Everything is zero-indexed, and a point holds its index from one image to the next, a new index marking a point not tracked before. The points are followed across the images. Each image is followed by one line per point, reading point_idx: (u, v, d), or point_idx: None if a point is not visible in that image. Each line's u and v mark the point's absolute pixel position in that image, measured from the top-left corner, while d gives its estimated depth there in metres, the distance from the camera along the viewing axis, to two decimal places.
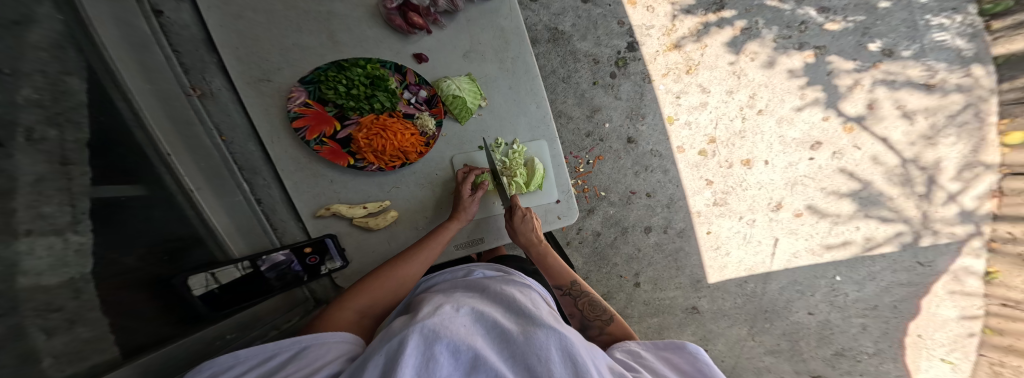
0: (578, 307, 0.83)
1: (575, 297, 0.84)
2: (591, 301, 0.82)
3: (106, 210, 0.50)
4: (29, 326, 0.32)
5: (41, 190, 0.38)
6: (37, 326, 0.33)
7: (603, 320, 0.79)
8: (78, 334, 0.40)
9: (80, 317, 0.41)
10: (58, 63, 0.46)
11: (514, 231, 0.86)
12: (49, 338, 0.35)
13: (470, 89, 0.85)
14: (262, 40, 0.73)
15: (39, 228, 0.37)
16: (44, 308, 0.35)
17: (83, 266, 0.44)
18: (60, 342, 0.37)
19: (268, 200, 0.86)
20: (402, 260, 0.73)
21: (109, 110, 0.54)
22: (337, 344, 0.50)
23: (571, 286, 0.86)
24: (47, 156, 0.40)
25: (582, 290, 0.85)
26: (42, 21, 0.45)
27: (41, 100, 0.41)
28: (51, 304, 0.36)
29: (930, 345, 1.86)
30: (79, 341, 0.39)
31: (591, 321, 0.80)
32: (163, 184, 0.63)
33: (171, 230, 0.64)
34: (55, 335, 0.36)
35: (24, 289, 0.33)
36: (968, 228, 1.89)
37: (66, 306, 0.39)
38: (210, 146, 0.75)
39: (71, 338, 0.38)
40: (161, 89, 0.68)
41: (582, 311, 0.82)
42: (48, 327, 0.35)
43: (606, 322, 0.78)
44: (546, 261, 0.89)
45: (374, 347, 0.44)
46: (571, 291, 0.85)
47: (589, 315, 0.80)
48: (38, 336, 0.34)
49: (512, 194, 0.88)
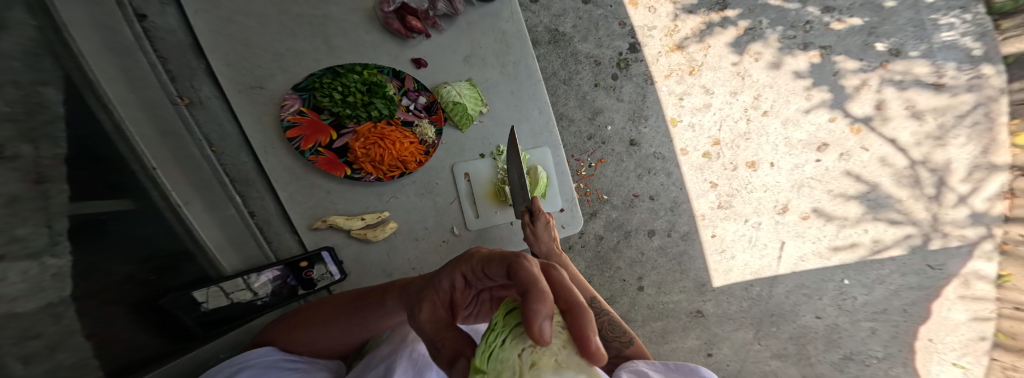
0: (596, 325, 0.81)
1: (594, 315, 0.81)
2: (610, 320, 0.81)
3: (88, 228, 0.47)
4: (4, 357, 0.29)
5: (15, 211, 0.35)
6: (12, 355, 0.30)
7: (622, 341, 0.76)
8: (59, 361, 0.36)
9: (58, 344, 0.38)
10: (31, 73, 0.43)
11: (537, 238, 0.83)
12: (29, 366, 0.32)
13: (471, 95, 0.82)
14: (254, 46, 0.71)
15: (13, 252, 0.33)
16: (20, 335, 0.32)
17: (61, 289, 0.40)
18: (40, 371, 0.33)
19: (262, 213, 0.80)
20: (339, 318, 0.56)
21: (87, 124, 0.51)
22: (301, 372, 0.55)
23: (590, 302, 0.83)
24: (20, 174, 0.36)
25: (600, 308, 0.84)
26: (12, 27, 0.42)
27: (13, 113, 0.37)
28: (28, 332, 0.33)
29: (941, 349, 1.82)
30: (59, 368, 0.36)
31: (609, 341, 0.77)
32: (148, 200, 0.61)
33: (154, 246, 0.61)
34: (34, 363, 0.32)
35: None
36: (979, 231, 1.85)
37: (44, 333, 0.36)
38: (200, 158, 0.70)
39: (53, 364, 0.35)
40: (147, 97, 0.63)
41: (600, 331, 0.79)
42: (25, 355, 0.32)
43: (626, 344, 0.75)
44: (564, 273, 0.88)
45: None
46: (590, 308, 0.82)
47: (608, 334, 0.78)
48: (16, 365, 0.30)
49: (534, 197, 0.82)
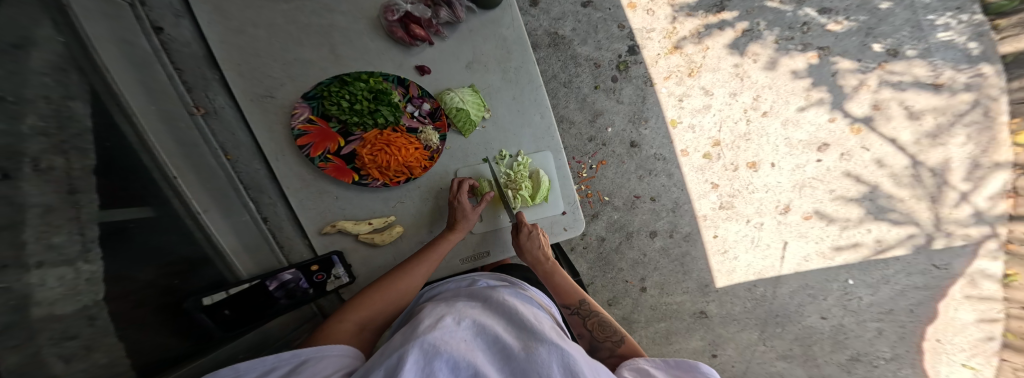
0: (588, 327, 0.83)
1: (584, 317, 0.84)
2: (600, 321, 0.82)
3: (114, 235, 0.49)
4: (47, 355, 0.31)
5: (50, 220, 0.36)
6: (53, 354, 0.32)
7: (613, 341, 0.78)
8: (97, 360, 0.38)
9: (96, 343, 0.39)
10: (60, 88, 0.45)
11: (521, 249, 0.86)
12: (68, 365, 0.33)
13: (473, 101, 0.84)
14: (264, 56, 0.73)
15: (50, 259, 0.35)
16: (61, 336, 0.34)
17: (96, 292, 0.42)
18: (78, 369, 0.35)
19: (274, 218, 0.83)
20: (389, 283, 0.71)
21: (111, 135, 0.53)
22: (337, 357, 0.51)
23: (580, 305, 0.86)
24: (54, 185, 0.38)
25: (591, 310, 0.85)
26: (43, 44, 0.44)
27: (46, 128, 0.39)
28: (67, 332, 0.35)
29: (949, 350, 1.82)
30: (96, 367, 0.38)
31: (602, 342, 0.79)
32: (170, 208, 0.62)
33: (179, 252, 0.63)
34: (73, 362, 0.34)
35: (39, 319, 0.32)
36: (983, 230, 1.85)
37: (82, 333, 0.37)
38: (215, 166, 0.75)
39: (90, 365, 0.37)
40: (164, 109, 0.67)
41: (593, 332, 0.82)
42: (65, 354, 0.33)
43: (617, 344, 0.77)
44: (554, 279, 0.91)
45: (374, 362, 0.46)
46: (580, 310, 0.85)
47: (599, 335, 0.80)
48: (57, 364, 0.32)
49: (518, 211, 0.90)
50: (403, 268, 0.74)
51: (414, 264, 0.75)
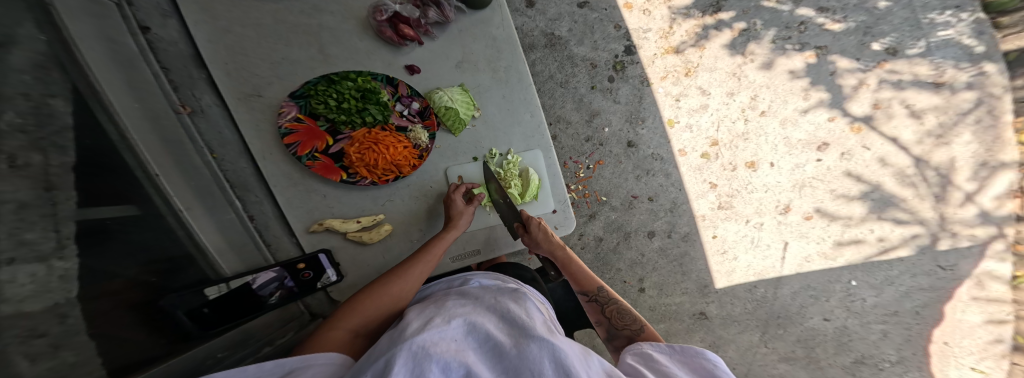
0: (605, 314, 0.81)
1: (602, 304, 0.83)
2: (618, 309, 0.80)
3: (93, 232, 0.49)
4: (13, 353, 0.31)
5: (24, 217, 0.36)
6: (19, 352, 0.31)
7: (633, 329, 0.76)
8: (63, 359, 0.37)
9: (64, 341, 0.39)
10: (40, 85, 0.45)
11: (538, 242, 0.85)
12: (34, 364, 0.33)
13: (463, 100, 0.84)
14: (252, 55, 0.74)
15: (23, 255, 0.35)
16: (28, 334, 0.33)
17: (68, 290, 0.42)
18: (44, 368, 0.34)
19: (261, 217, 0.85)
20: (380, 285, 0.70)
21: (95, 133, 0.54)
22: (326, 366, 0.50)
23: (597, 293, 0.84)
24: (30, 182, 0.38)
25: (609, 297, 0.84)
26: (23, 42, 0.44)
27: (24, 125, 0.39)
28: (35, 330, 0.35)
29: (958, 353, 1.78)
30: (65, 365, 0.37)
31: (620, 329, 0.78)
32: (153, 206, 0.64)
33: (163, 249, 0.64)
34: (39, 361, 0.34)
35: (5, 316, 0.32)
36: (989, 230, 1.82)
37: (51, 331, 0.37)
38: (200, 164, 0.76)
39: (56, 363, 0.36)
40: (150, 107, 0.68)
41: (610, 320, 0.80)
42: (32, 353, 0.33)
43: (637, 332, 0.75)
44: (571, 268, 0.89)
45: (363, 369, 0.45)
46: (598, 297, 0.84)
47: (617, 323, 0.78)
48: (22, 363, 0.31)
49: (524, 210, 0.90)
50: (398, 271, 0.73)
51: (406, 267, 0.74)
